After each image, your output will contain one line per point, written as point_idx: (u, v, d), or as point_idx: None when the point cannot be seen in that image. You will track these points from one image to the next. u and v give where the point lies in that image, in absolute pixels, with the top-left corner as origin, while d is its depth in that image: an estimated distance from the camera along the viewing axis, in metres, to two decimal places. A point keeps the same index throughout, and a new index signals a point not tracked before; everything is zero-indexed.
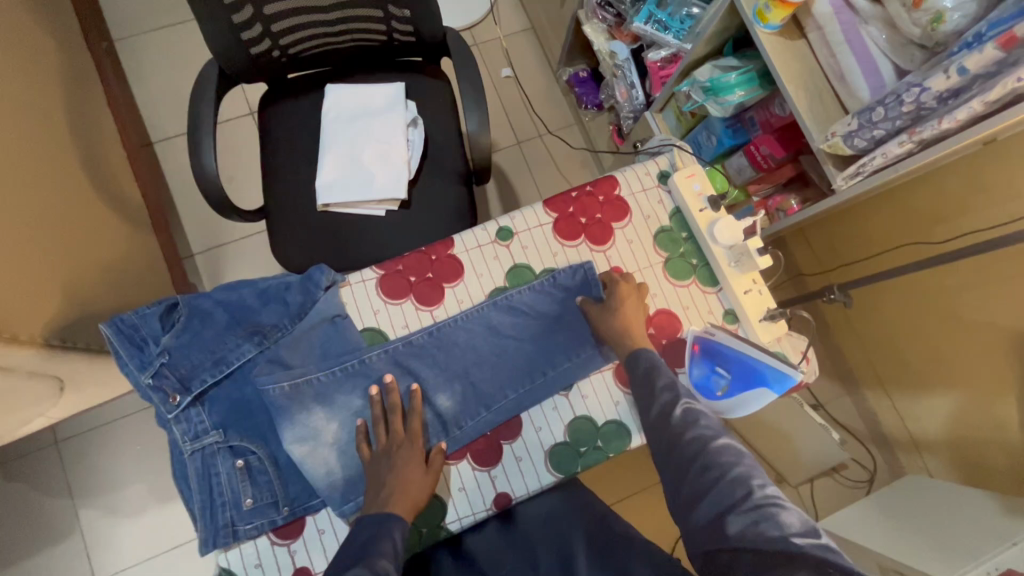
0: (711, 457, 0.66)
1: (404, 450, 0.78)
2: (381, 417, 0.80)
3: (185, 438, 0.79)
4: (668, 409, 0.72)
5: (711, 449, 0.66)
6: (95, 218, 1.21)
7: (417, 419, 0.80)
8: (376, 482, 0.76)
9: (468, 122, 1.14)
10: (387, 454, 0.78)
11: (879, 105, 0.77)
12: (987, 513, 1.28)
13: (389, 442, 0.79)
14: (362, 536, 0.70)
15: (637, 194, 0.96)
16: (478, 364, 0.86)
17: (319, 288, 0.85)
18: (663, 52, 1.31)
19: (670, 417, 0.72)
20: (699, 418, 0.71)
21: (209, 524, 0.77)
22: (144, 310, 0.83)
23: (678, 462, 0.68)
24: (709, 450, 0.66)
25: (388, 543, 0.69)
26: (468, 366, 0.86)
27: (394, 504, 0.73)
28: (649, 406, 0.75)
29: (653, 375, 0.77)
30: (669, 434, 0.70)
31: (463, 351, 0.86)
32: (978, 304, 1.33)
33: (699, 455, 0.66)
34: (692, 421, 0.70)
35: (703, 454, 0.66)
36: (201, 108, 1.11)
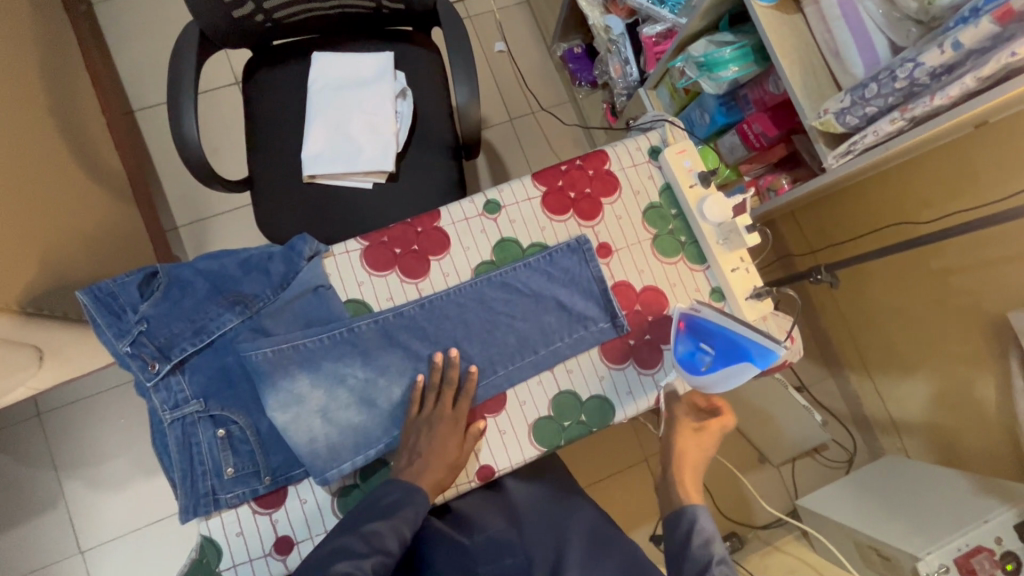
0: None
1: (445, 424, 0.79)
2: (435, 386, 0.81)
3: (165, 407, 0.78)
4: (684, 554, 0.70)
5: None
6: (74, 185, 1.18)
7: (467, 398, 0.82)
8: (414, 448, 0.78)
9: (459, 94, 1.12)
10: (428, 422, 0.79)
11: (873, 81, 0.76)
12: (961, 490, 1.33)
13: (432, 412, 0.80)
14: (390, 498, 0.74)
15: (627, 169, 0.94)
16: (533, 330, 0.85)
17: (302, 257, 0.83)
18: (658, 27, 1.30)
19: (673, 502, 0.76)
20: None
21: (190, 492, 0.77)
22: (122, 279, 0.82)
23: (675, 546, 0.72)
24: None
25: (411, 510, 0.74)
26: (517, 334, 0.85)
27: (423, 478, 0.77)
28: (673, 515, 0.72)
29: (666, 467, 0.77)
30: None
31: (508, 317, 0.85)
32: (954, 289, 1.34)
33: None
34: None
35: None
36: (181, 73, 1.08)
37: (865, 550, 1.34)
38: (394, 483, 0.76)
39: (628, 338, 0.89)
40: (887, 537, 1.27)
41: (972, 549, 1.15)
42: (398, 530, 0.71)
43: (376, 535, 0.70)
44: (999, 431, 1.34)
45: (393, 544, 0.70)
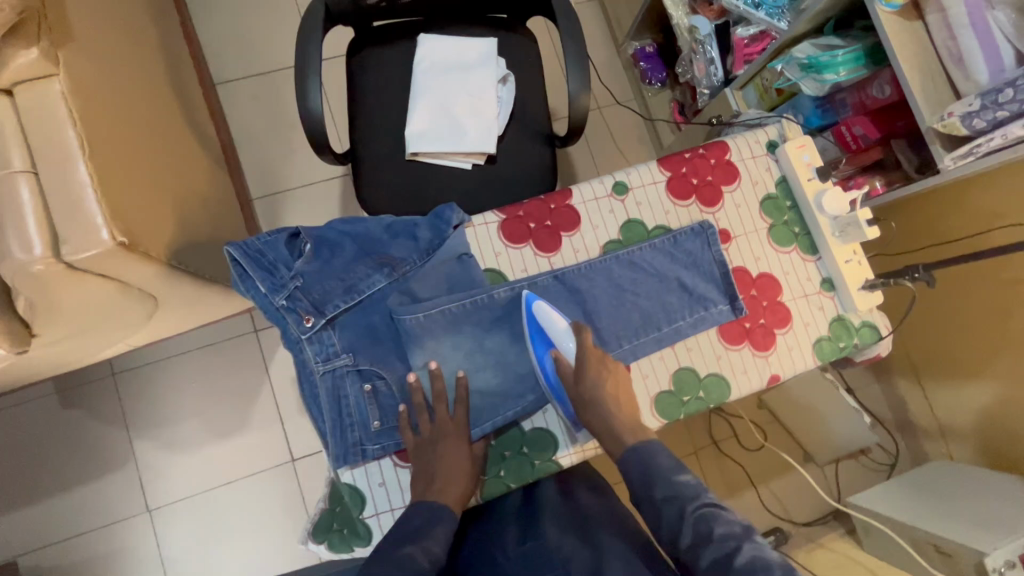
0: (740, 574, 0.61)
1: (447, 437, 0.81)
2: (425, 406, 0.81)
3: (318, 359, 0.82)
4: (676, 528, 0.67)
5: (736, 565, 0.61)
6: (187, 149, 1.21)
7: (461, 409, 0.82)
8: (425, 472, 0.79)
9: (569, 81, 1.16)
10: (433, 443, 0.80)
11: (1009, 87, 0.81)
12: (1018, 494, 1.36)
13: (433, 432, 0.81)
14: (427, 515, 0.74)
15: (747, 160, 0.98)
16: (557, 336, 0.81)
17: (449, 225, 0.86)
18: (752, 29, 1.35)
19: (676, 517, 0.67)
20: (712, 527, 0.65)
21: (341, 441, 0.81)
22: (270, 237, 0.85)
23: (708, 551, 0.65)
24: (738, 564, 0.61)
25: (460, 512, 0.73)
26: (546, 339, 0.83)
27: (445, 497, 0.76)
28: (659, 526, 0.70)
29: (658, 477, 0.71)
30: (685, 556, 0.66)
31: (535, 319, 0.83)
32: (1022, 299, 1.36)
33: (732, 561, 0.62)
34: (686, 512, 0.66)
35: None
36: (307, 45, 1.11)
37: (922, 548, 1.37)
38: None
39: (744, 321, 0.93)
40: (947, 534, 1.30)
41: None
42: (430, 551, 0.69)
43: (408, 559, 0.66)
44: None
45: (425, 564, 0.67)
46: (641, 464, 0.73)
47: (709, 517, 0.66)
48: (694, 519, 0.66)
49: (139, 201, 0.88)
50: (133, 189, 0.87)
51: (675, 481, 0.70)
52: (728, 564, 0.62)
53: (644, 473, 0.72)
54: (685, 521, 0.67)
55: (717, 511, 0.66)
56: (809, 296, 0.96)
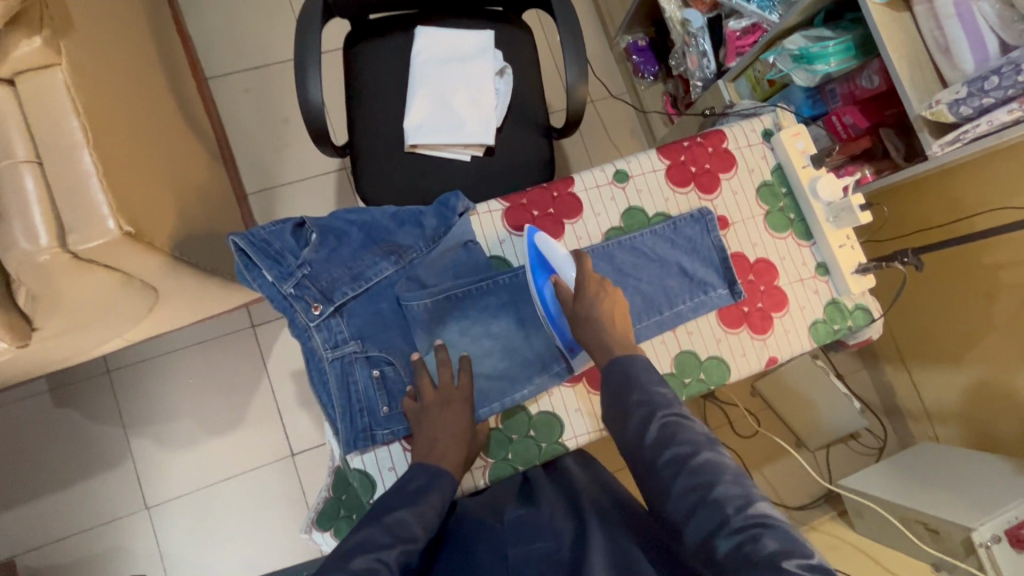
0: (696, 471, 0.62)
1: (451, 405, 0.80)
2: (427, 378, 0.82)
3: (326, 346, 0.82)
4: (643, 426, 0.67)
5: (693, 464, 0.63)
6: (184, 141, 1.20)
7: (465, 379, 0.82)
8: (427, 434, 0.78)
9: (567, 73, 1.18)
10: (436, 409, 0.80)
11: (994, 75, 0.84)
12: (1001, 472, 1.41)
13: (437, 398, 0.80)
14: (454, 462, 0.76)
15: (743, 148, 1.01)
16: (558, 263, 0.82)
17: (454, 213, 0.87)
18: (744, 22, 1.37)
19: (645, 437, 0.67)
20: (677, 430, 0.65)
21: (350, 427, 0.81)
22: (275, 227, 0.85)
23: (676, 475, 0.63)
24: (696, 462, 0.63)
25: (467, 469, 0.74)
26: (547, 267, 0.83)
27: (445, 461, 0.77)
28: (623, 422, 0.69)
29: (633, 383, 0.70)
30: (645, 453, 0.66)
31: (537, 248, 0.83)
32: (1005, 284, 1.41)
33: (690, 460, 0.63)
34: (669, 437, 0.65)
35: (683, 471, 0.63)
36: (306, 37, 1.11)
37: (910, 526, 1.41)
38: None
39: (742, 306, 0.95)
40: (934, 511, 1.35)
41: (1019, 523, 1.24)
42: (424, 517, 0.70)
43: (400, 524, 0.68)
44: None
45: (419, 531, 0.69)
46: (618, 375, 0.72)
47: (675, 422, 0.66)
48: (662, 421, 0.66)
49: (142, 191, 0.88)
50: (135, 178, 0.87)
51: (648, 390, 0.70)
52: (687, 462, 0.63)
53: (622, 379, 0.71)
54: (651, 420, 0.67)
55: (684, 417, 0.67)
56: (804, 281, 0.98)
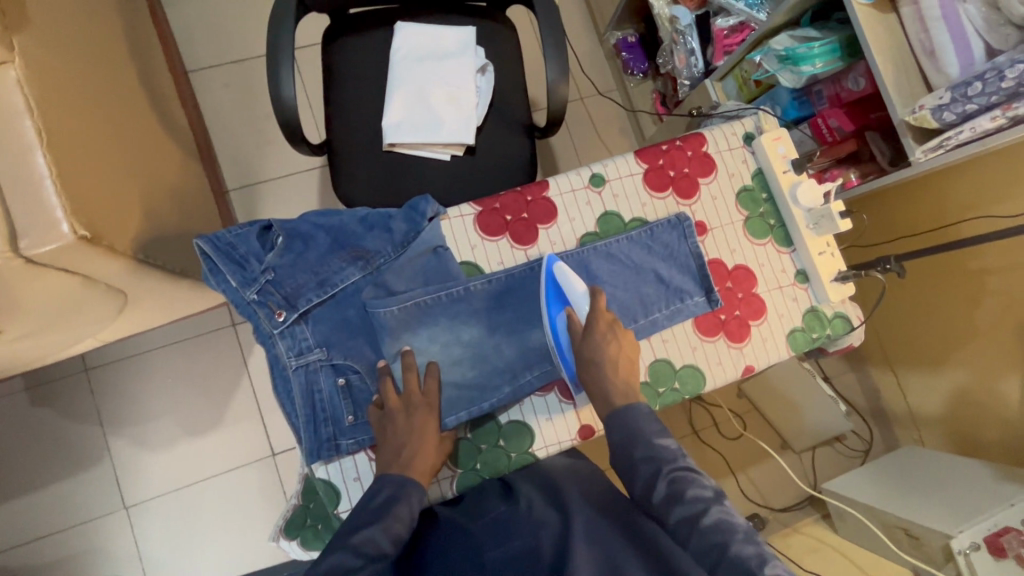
0: (706, 532, 0.66)
1: (417, 415, 0.79)
2: (392, 387, 0.80)
3: (290, 354, 0.81)
4: (650, 485, 0.71)
5: (703, 524, 0.66)
6: (156, 139, 1.18)
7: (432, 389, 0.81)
8: (393, 445, 0.77)
9: (547, 72, 1.15)
10: (402, 418, 0.78)
11: (978, 80, 0.81)
12: (983, 478, 1.41)
13: (402, 407, 0.79)
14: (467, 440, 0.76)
15: (723, 152, 0.98)
16: (574, 296, 0.82)
17: (424, 218, 0.86)
18: (732, 20, 1.34)
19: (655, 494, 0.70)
20: (686, 488, 0.69)
21: (314, 437, 0.80)
22: (241, 230, 0.83)
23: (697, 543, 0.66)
24: (705, 523, 0.66)
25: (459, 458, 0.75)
26: (563, 297, 0.83)
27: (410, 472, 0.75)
28: (632, 480, 0.73)
29: (639, 436, 0.74)
30: (657, 511, 0.70)
31: (554, 280, 0.82)
32: (991, 290, 1.40)
33: (700, 520, 0.66)
34: (678, 494, 0.69)
35: (696, 533, 0.66)
36: (278, 33, 1.08)
37: (891, 531, 1.41)
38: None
39: (719, 313, 0.94)
40: (914, 518, 1.34)
41: (999, 531, 1.23)
42: (391, 529, 0.70)
43: (366, 543, 0.68)
44: (1020, 425, 1.41)
45: (387, 546, 0.69)
46: (621, 430, 0.75)
47: (682, 479, 0.70)
48: (669, 480, 0.70)
49: (102, 193, 0.85)
50: (96, 181, 0.84)
51: (653, 444, 0.74)
52: (697, 522, 0.67)
53: (626, 434, 0.75)
54: (659, 478, 0.70)
55: (694, 477, 0.70)
56: (783, 289, 0.97)
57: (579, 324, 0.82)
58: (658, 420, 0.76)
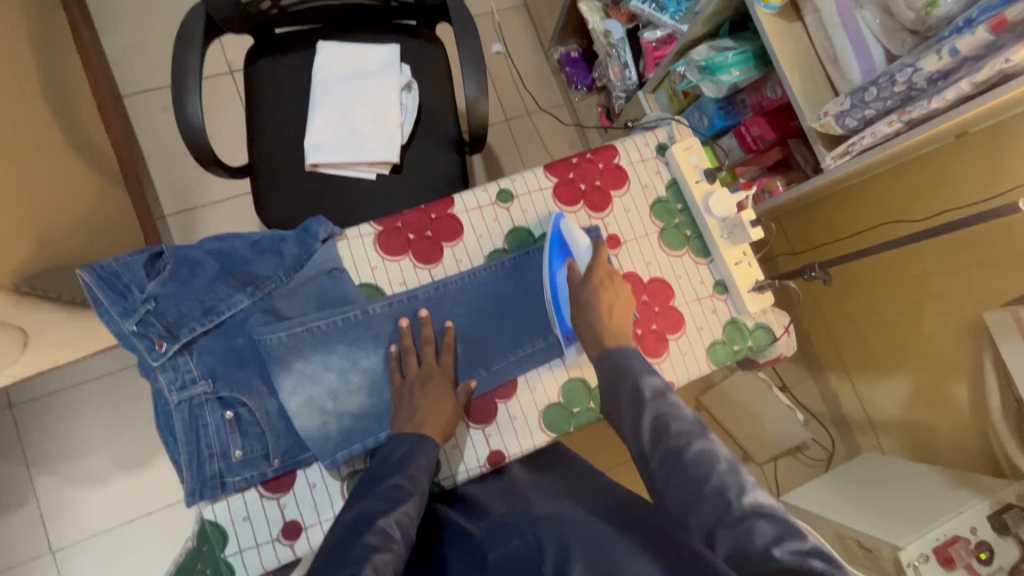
0: (688, 465, 0.61)
1: None
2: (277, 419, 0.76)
3: (171, 388, 0.77)
4: (635, 423, 0.67)
5: (686, 458, 0.62)
6: (65, 165, 1.14)
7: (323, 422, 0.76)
8: None
9: (467, 88, 1.13)
10: None
11: (873, 86, 0.81)
12: (937, 484, 1.36)
13: None
14: (397, 455, 0.73)
15: (636, 164, 0.97)
16: (577, 249, 0.85)
17: (316, 239, 0.83)
18: (659, 32, 1.33)
19: (640, 433, 0.66)
20: (669, 422, 0.65)
21: (197, 475, 0.75)
22: (125, 258, 0.79)
23: (676, 473, 0.62)
24: (689, 456, 0.62)
25: (421, 460, 0.72)
26: (565, 250, 0.86)
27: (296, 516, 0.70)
28: (620, 414, 0.69)
29: (625, 372, 0.71)
30: (640, 448, 0.66)
31: (559, 234, 0.86)
32: (929, 292, 1.38)
33: (684, 454, 0.62)
34: (661, 431, 0.65)
35: (677, 467, 0.62)
36: (186, 56, 1.06)
37: (846, 543, 1.37)
38: (399, 437, 0.75)
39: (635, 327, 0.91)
40: (868, 530, 1.30)
41: (948, 540, 1.19)
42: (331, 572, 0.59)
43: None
44: (973, 429, 1.37)
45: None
46: (609, 368, 0.73)
47: (667, 414, 0.66)
48: (654, 414, 0.66)
49: None
50: None
51: (641, 381, 0.70)
52: (678, 456, 0.62)
53: (615, 369, 0.73)
54: (643, 412, 0.67)
55: (676, 407, 0.66)
56: (701, 300, 0.94)
57: (578, 273, 0.83)
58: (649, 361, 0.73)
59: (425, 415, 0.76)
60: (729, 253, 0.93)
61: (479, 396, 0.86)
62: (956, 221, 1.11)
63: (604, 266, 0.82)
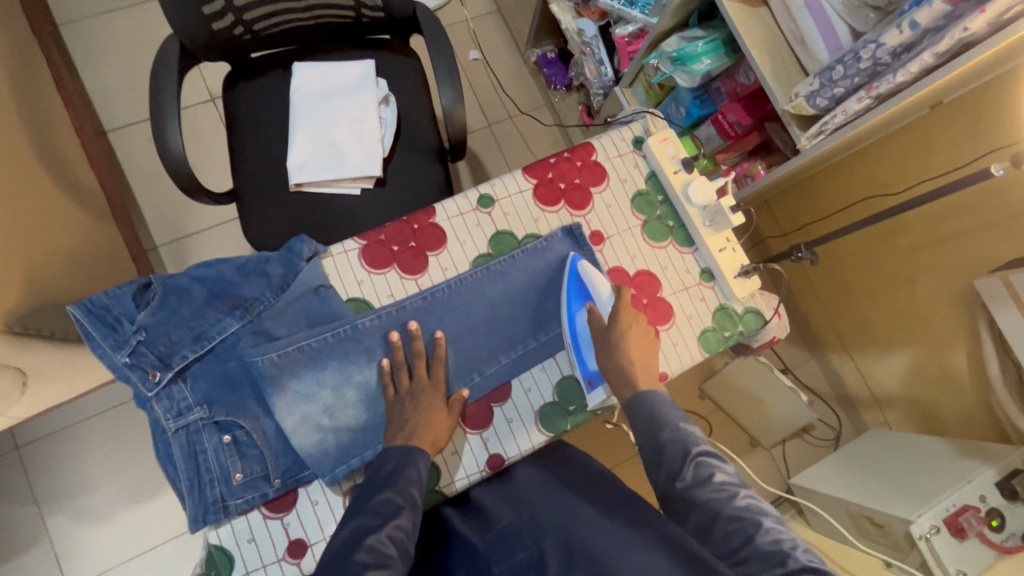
0: (736, 516, 0.65)
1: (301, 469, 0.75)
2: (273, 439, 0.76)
3: (168, 416, 0.77)
4: (677, 470, 0.69)
5: (733, 508, 0.66)
6: (52, 204, 1.15)
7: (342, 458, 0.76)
8: None
9: (442, 97, 1.14)
10: None
11: (839, 64, 0.81)
12: (945, 455, 1.36)
13: None
14: (387, 468, 0.73)
15: (614, 159, 0.98)
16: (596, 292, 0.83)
17: (301, 258, 0.84)
18: (630, 27, 1.33)
19: (682, 480, 0.69)
20: (713, 472, 0.68)
21: (199, 500, 0.76)
22: (116, 290, 0.80)
23: (725, 527, 0.65)
24: (737, 507, 0.66)
25: (412, 472, 0.73)
26: (585, 294, 0.86)
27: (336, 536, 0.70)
28: (659, 463, 0.71)
29: (664, 419, 0.73)
30: (684, 497, 0.68)
31: (577, 275, 0.87)
32: (921, 262, 1.38)
33: (730, 506, 0.66)
34: (706, 480, 0.68)
35: (724, 517, 0.65)
36: (162, 87, 1.07)
37: (858, 519, 1.37)
38: (387, 453, 0.75)
39: None
40: (879, 505, 1.29)
41: (958, 510, 1.18)
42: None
43: None
44: (975, 396, 1.37)
45: None
46: (642, 415, 0.74)
47: (710, 464, 0.69)
48: (697, 465, 0.69)
49: None
50: None
51: (679, 428, 0.73)
52: (727, 507, 0.66)
53: (648, 417, 0.74)
54: (687, 462, 0.69)
55: (719, 459, 0.70)
56: (689, 289, 0.95)
57: (599, 317, 0.82)
58: (680, 407, 0.75)
59: (416, 427, 0.77)
60: (713, 240, 0.94)
61: (475, 402, 0.87)
62: (939, 190, 1.11)
63: (629, 311, 0.80)
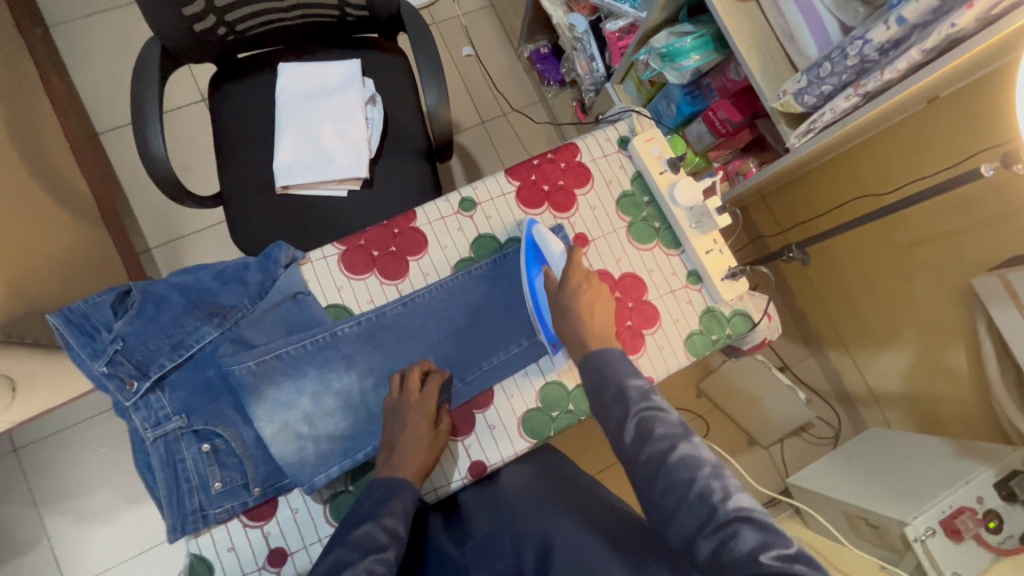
0: (673, 471, 0.59)
1: None
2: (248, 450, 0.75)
3: (146, 426, 0.77)
4: (620, 425, 0.64)
5: (671, 462, 0.60)
6: (37, 210, 1.15)
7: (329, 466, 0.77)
8: None
9: (427, 97, 1.12)
10: None
11: (826, 61, 0.79)
12: (943, 455, 1.33)
13: None
14: (374, 498, 0.72)
15: (598, 160, 0.96)
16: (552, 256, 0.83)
17: (278, 265, 0.83)
18: (620, 22, 1.30)
19: (625, 435, 0.63)
20: (654, 425, 0.63)
21: (177, 510, 0.76)
22: (93, 298, 0.79)
23: (661, 483, 0.59)
24: (673, 461, 0.60)
25: (398, 503, 0.71)
26: (540, 257, 0.85)
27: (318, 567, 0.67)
28: (604, 418, 0.67)
29: (610, 378, 0.68)
30: (624, 452, 0.63)
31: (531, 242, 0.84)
32: (919, 259, 1.35)
33: (667, 457, 0.60)
34: (645, 435, 0.62)
35: (661, 471, 0.59)
36: (144, 92, 1.06)
37: (854, 519, 1.35)
38: (376, 482, 0.74)
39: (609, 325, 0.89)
40: (877, 507, 1.27)
41: (954, 513, 1.16)
42: None
43: None
44: (974, 396, 1.34)
45: None
46: None
47: (651, 417, 0.63)
48: (638, 419, 0.63)
49: None
50: None
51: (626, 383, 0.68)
52: (664, 460, 0.60)
53: (598, 376, 0.70)
54: (626, 417, 0.64)
55: (660, 409, 0.64)
56: (675, 292, 0.93)
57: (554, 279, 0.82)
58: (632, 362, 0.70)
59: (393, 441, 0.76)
60: (699, 241, 0.92)
61: (458, 409, 0.86)
62: (933, 187, 1.09)
63: (607, 300, 0.80)
